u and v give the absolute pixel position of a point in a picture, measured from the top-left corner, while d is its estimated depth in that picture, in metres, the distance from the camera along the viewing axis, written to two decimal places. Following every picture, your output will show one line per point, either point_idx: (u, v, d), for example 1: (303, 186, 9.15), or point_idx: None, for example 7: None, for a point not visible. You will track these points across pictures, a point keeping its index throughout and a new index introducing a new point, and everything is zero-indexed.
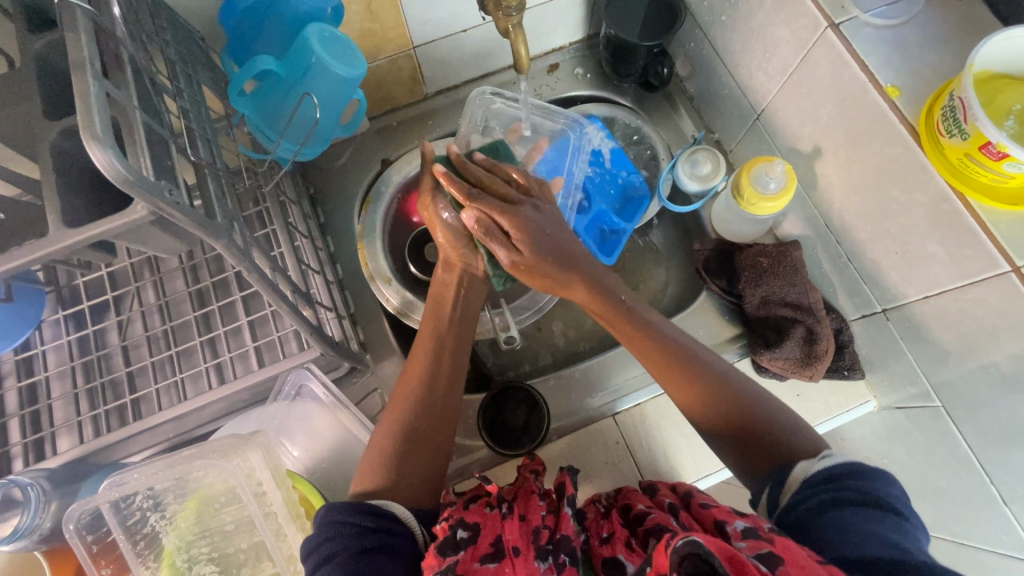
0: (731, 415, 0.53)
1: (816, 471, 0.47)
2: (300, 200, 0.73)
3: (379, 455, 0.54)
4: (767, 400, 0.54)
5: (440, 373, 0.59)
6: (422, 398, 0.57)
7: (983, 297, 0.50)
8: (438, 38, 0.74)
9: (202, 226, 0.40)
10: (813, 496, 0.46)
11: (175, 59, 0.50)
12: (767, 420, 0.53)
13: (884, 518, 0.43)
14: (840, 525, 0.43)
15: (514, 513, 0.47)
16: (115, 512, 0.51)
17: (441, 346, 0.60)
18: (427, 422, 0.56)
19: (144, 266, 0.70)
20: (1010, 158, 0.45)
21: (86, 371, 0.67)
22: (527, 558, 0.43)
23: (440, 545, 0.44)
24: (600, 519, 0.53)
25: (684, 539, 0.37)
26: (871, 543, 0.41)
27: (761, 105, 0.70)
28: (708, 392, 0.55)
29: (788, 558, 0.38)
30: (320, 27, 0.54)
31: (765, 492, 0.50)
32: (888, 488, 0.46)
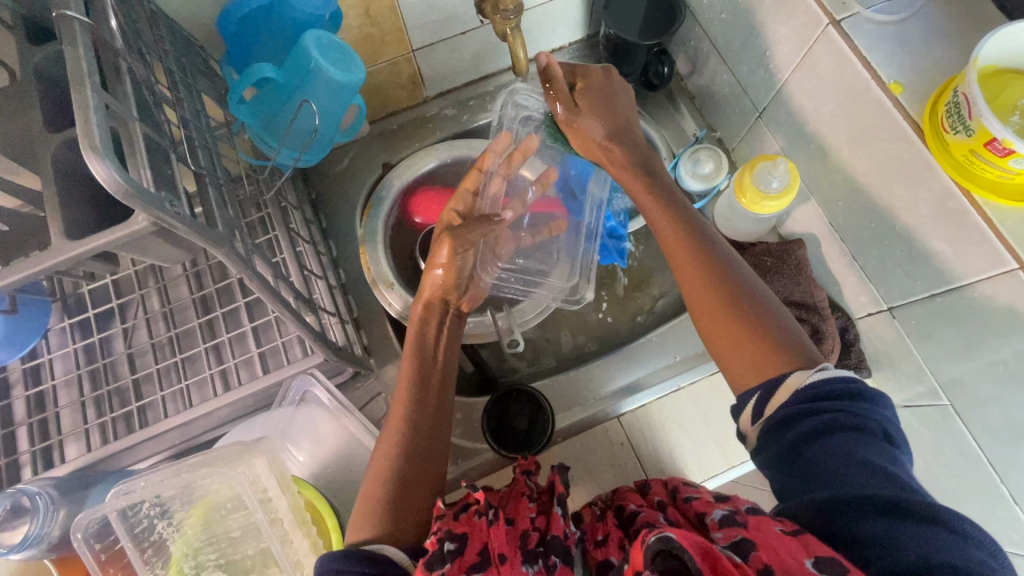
0: (736, 307, 0.51)
1: (814, 385, 0.45)
2: (302, 206, 0.73)
3: (369, 501, 0.52)
4: (774, 303, 0.52)
5: (424, 407, 0.57)
6: (409, 433, 0.55)
7: (990, 295, 0.50)
8: (437, 41, 0.74)
9: (204, 235, 0.40)
10: (810, 419, 0.44)
11: (174, 68, 0.50)
12: (770, 321, 0.50)
13: (878, 445, 0.42)
14: (836, 451, 0.42)
15: (501, 519, 0.46)
16: (122, 520, 0.52)
17: (424, 377, 0.58)
18: (416, 464, 0.54)
19: (148, 274, 0.70)
20: (1016, 154, 0.44)
21: (92, 379, 0.67)
22: (513, 564, 0.43)
23: (428, 559, 0.43)
24: (596, 521, 0.53)
25: (657, 536, 0.37)
26: (868, 473, 0.40)
27: (763, 103, 0.70)
28: (717, 286, 0.53)
29: (760, 542, 0.38)
30: (318, 34, 0.53)
31: (753, 398, 0.48)
32: (882, 412, 0.45)
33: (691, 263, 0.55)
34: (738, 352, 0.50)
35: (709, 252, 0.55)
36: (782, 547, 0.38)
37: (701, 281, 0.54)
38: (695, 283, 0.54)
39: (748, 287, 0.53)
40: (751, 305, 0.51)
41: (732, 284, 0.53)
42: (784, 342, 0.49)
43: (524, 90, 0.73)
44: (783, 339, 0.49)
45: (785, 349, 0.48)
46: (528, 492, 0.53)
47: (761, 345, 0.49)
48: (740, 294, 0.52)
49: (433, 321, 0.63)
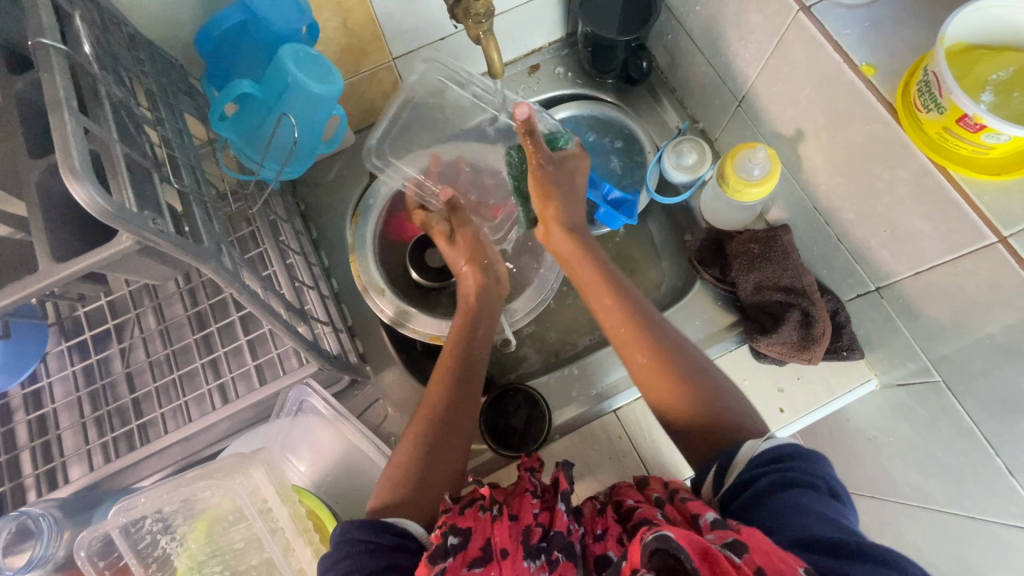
0: (684, 396, 0.57)
1: (763, 452, 0.48)
2: (291, 218, 0.74)
3: (398, 469, 0.55)
4: (698, 356, 0.60)
5: (465, 388, 0.61)
6: (443, 412, 0.58)
7: (972, 269, 0.50)
8: (417, 47, 0.74)
9: (189, 251, 0.40)
10: (761, 479, 0.47)
11: (155, 89, 0.51)
12: (695, 370, 0.58)
13: (826, 501, 0.45)
14: (787, 508, 0.44)
15: (505, 514, 0.47)
16: (125, 536, 0.52)
17: (462, 363, 0.62)
18: (448, 438, 0.57)
19: (143, 293, 0.71)
20: (988, 128, 0.44)
21: (92, 400, 0.68)
22: (515, 560, 0.44)
23: (431, 553, 0.44)
24: (596, 516, 0.53)
25: (655, 535, 0.38)
26: (818, 525, 0.43)
27: (742, 91, 0.70)
28: (668, 377, 0.58)
29: (753, 545, 0.38)
30: (295, 48, 0.54)
31: (713, 467, 0.51)
32: (824, 468, 0.48)
33: (637, 352, 0.61)
34: (670, 392, 0.58)
35: (656, 338, 0.60)
36: (776, 555, 0.38)
37: (649, 375, 0.59)
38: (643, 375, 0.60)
39: (692, 372, 0.58)
40: (697, 392, 0.57)
41: (681, 372, 0.58)
42: (725, 423, 0.54)
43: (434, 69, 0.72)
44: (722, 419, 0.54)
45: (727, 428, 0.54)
46: (533, 488, 0.52)
47: (684, 384, 0.57)
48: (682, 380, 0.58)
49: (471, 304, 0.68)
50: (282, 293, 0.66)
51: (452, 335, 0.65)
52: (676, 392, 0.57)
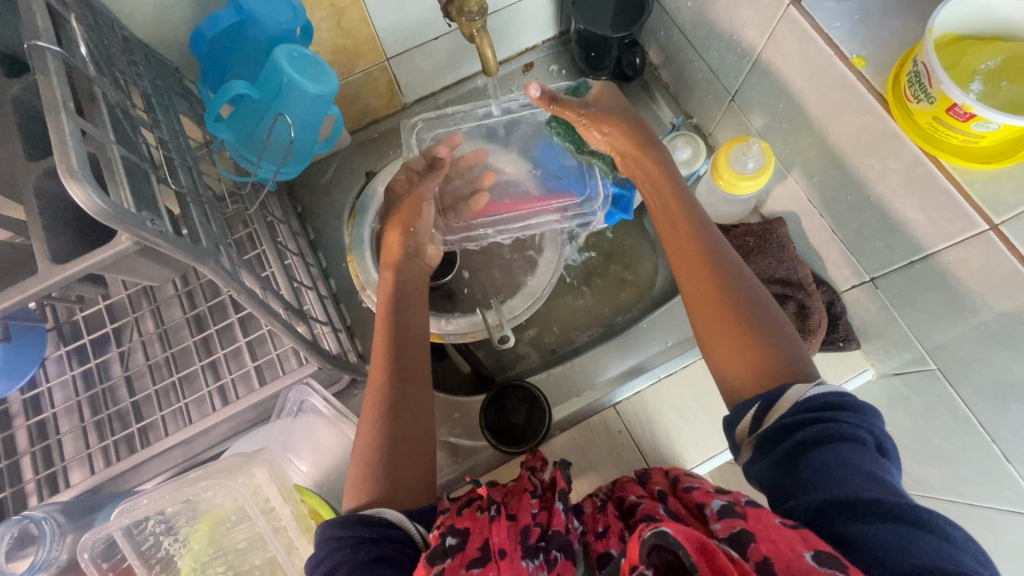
0: (745, 334, 0.51)
1: (817, 398, 0.45)
2: (288, 219, 0.74)
3: (364, 466, 0.53)
4: (768, 305, 0.53)
5: (408, 372, 0.58)
6: (395, 401, 0.56)
7: (965, 258, 0.51)
8: (411, 47, 0.75)
9: (186, 251, 0.41)
10: (811, 426, 0.44)
11: (151, 91, 0.51)
12: (761, 319, 0.52)
13: (872, 456, 0.42)
14: (835, 462, 0.41)
15: (501, 514, 0.47)
16: (128, 538, 0.53)
17: (397, 346, 0.60)
18: (406, 425, 0.55)
19: (141, 296, 0.71)
20: (978, 117, 0.45)
21: (92, 404, 0.68)
22: (513, 559, 0.43)
23: (429, 554, 0.44)
24: (597, 513, 0.53)
25: (652, 532, 0.38)
26: (861, 480, 0.40)
27: (735, 85, 0.70)
28: (728, 321, 0.52)
29: (759, 535, 0.38)
30: (289, 47, 0.54)
31: (754, 404, 0.47)
32: (873, 423, 0.45)
33: (703, 285, 0.55)
34: (726, 340, 0.52)
35: (725, 278, 0.55)
36: (782, 539, 0.38)
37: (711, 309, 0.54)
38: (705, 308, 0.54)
39: (760, 314, 0.53)
40: (764, 336, 0.51)
41: (749, 309, 0.53)
42: (787, 371, 0.49)
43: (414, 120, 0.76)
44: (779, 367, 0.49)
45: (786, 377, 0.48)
46: (531, 488, 0.53)
47: (745, 333, 0.51)
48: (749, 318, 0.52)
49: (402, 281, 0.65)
50: (281, 294, 0.66)
51: (383, 315, 0.62)
52: (737, 330, 0.52)
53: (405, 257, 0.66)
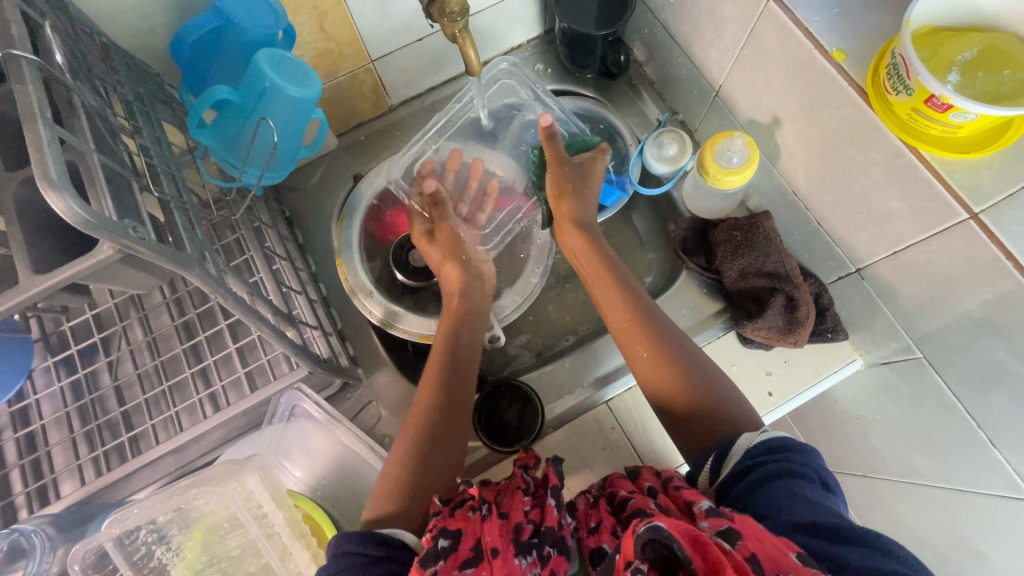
0: (683, 393, 0.57)
1: (762, 443, 0.49)
2: (276, 223, 0.73)
3: (388, 482, 0.54)
4: (693, 349, 0.61)
5: (453, 398, 0.60)
6: (435, 423, 0.57)
7: (947, 247, 0.51)
8: (395, 48, 0.74)
9: (171, 258, 0.40)
10: (760, 467, 0.47)
11: (132, 98, 0.50)
12: (690, 362, 0.59)
13: (817, 490, 0.46)
14: (785, 496, 0.45)
15: (494, 513, 0.46)
16: (119, 548, 0.52)
17: (450, 372, 0.61)
18: (438, 450, 0.56)
19: (128, 305, 0.71)
20: (955, 108, 0.45)
21: (81, 415, 0.67)
22: (506, 558, 0.43)
23: (423, 557, 0.44)
24: (589, 509, 0.54)
25: (646, 526, 0.38)
26: (811, 509, 0.43)
27: (718, 81, 0.71)
28: (665, 363, 0.59)
29: (747, 532, 0.39)
30: (270, 51, 0.53)
31: (711, 459, 0.52)
32: (817, 461, 0.48)
33: (637, 341, 0.61)
34: (662, 379, 0.59)
35: (654, 329, 0.61)
36: (768, 541, 0.38)
37: (651, 372, 0.60)
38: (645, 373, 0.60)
39: (692, 370, 0.58)
40: (699, 389, 0.57)
41: (680, 365, 0.59)
42: (721, 419, 0.54)
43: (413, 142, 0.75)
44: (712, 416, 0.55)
45: (722, 426, 0.54)
46: (524, 485, 0.53)
47: (677, 374, 0.58)
48: (683, 376, 0.58)
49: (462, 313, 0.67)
50: (269, 299, 0.66)
51: (439, 340, 0.64)
52: (674, 390, 0.58)
53: (467, 284, 0.69)
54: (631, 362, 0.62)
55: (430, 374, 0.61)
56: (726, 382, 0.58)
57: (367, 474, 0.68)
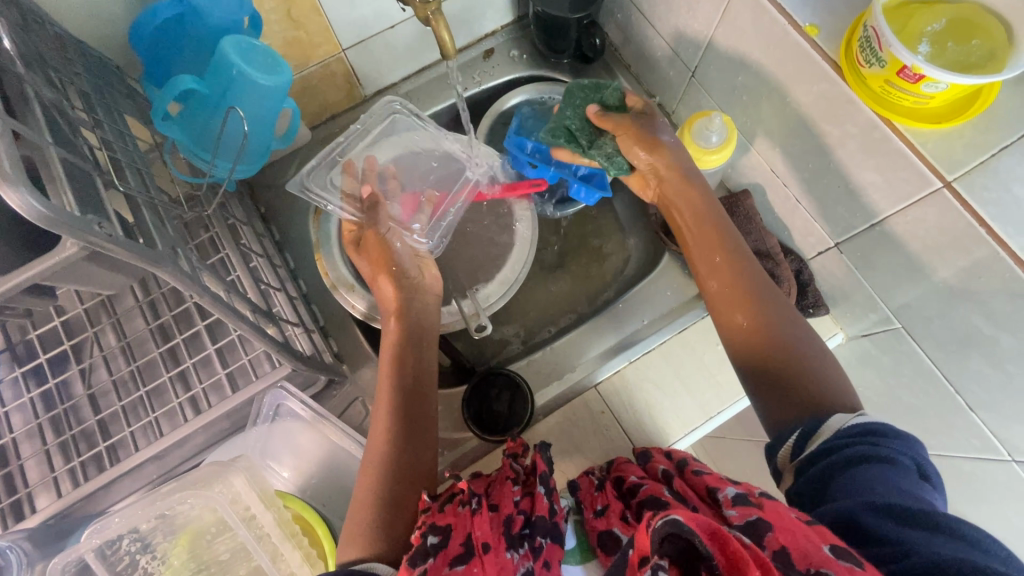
0: (778, 353, 0.54)
1: (856, 426, 0.46)
2: (251, 220, 0.72)
3: (360, 518, 0.50)
4: (797, 324, 0.57)
5: (412, 425, 0.55)
6: (397, 454, 0.53)
7: (922, 217, 0.52)
8: (367, 37, 0.73)
9: (141, 253, 0.39)
10: (849, 448, 0.44)
11: (91, 91, 0.48)
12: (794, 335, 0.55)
13: (911, 478, 0.42)
14: (869, 478, 0.42)
15: (484, 507, 0.46)
16: (101, 559, 0.50)
17: (405, 398, 0.57)
18: (403, 483, 0.52)
19: (99, 310, 0.69)
20: (927, 78, 0.46)
21: (54, 427, 0.65)
22: (497, 552, 0.42)
23: (411, 556, 0.43)
24: (595, 492, 0.54)
25: (664, 519, 0.37)
26: (896, 495, 0.40)
27: (694, 62, 0.71)
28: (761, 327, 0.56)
29: (776, 523, 0.39)
30: (236, 38, 0.51)
31: (794, 434, 0.49)
32: (915, 448, 0.45)
33: (734, 298, 0.59)
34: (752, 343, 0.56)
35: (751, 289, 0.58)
36: (798, 530, 0.38)
37: (746, 331, 0.57)
38: (740, 330, 0.57)
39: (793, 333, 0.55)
40: (793, 356, 0.54)
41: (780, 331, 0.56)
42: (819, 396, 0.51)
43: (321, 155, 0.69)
44: (803, 388, 0.52)
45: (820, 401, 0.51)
46: (513, 475, 0.53)
47: (770, 344, 0.55)
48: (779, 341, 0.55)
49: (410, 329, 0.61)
50: (247, 296, 0.64)
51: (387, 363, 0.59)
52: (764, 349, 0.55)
53: (408, 301, 0.63)
54: (722, 319, 0.59)
55: (385, 397, 0.57)
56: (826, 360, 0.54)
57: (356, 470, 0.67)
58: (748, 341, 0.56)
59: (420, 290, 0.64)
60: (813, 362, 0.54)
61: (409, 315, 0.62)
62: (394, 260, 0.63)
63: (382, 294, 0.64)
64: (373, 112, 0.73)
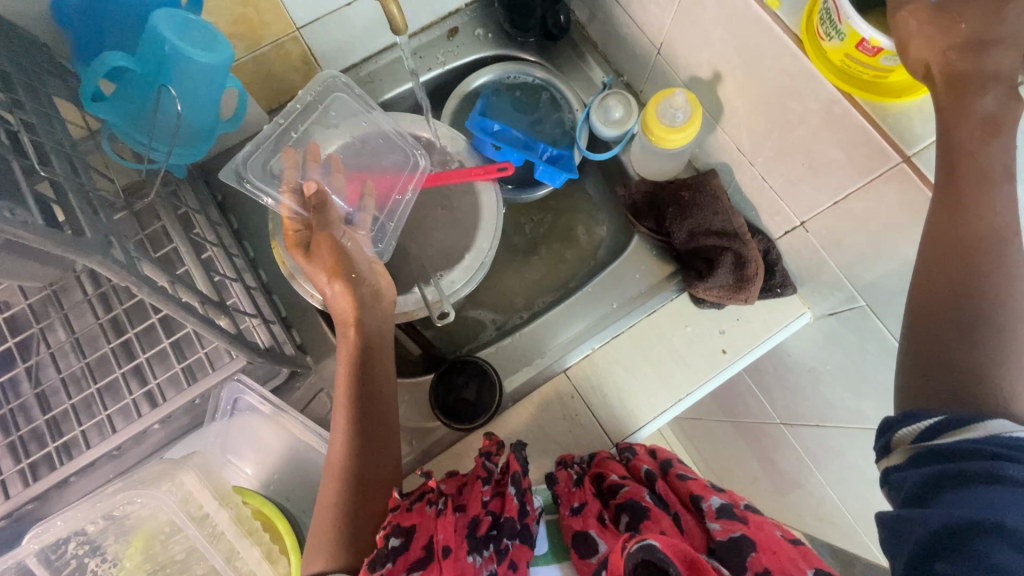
0: (962, 316, 0.41)
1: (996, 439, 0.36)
2: (205, 208, 0.69)
3: (323, 530, 0.50)
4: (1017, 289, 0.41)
5: (370, 437, 0.54)
6: (355, 468, 0.52)
7: (883, 193, 0.52)
8: (322, 15, 0.70)
9: (62, 243, 0.36)
10: (979, 460, 0.36)
11: (10, 69, 0.45)
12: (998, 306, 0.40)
13: None
14: (997, 503, 0.34)
15: (449, 509, 0.45)
16: (45, 564, 0.48)
17: (362, 411, 0.54)
18: (363, 495, 0.52)
19: (45, 304, 0.65)
20: (884, 51, 0.45)
21: (2, 427, 0.62)
22: (458, 557, 0.42)
23: (372, 558, 0.43)
24: (572, 488, 0.54)
25: (639, 545, 0.37)
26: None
27: (660, 39, 0.69)
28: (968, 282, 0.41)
29: (760, 545, 0.42)
30: (170, 12, 0.48)
31: (930, 419, 0.40)
32: None
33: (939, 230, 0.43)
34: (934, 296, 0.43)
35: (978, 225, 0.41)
36: (783, 553, 0.41)
37: (940, 246, 0.43)
38: (936, 243, 0.43)
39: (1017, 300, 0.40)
40: (993, 309, 0.40)
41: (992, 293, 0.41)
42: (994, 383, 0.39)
43: (255, 144, 0.64)
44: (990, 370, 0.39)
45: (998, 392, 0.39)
46: (485, 475, 0.52)
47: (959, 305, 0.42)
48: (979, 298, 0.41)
49: (369, 330, 0.58)
50: (198, 287, 0.61)
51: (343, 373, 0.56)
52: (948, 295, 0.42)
53: (364, 308, 0.57)
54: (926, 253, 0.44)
55: (342, 407, 0.55)
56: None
57: (319, 462, 0.65)
58: (933, 263, 0.43)
59: (377, 296, 0.60)
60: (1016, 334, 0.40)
61: (365, 321, 0.57)
62: (348, 267, 0.57)
63: (333, 300, 0.58)
64: (311, 87, 0.67)
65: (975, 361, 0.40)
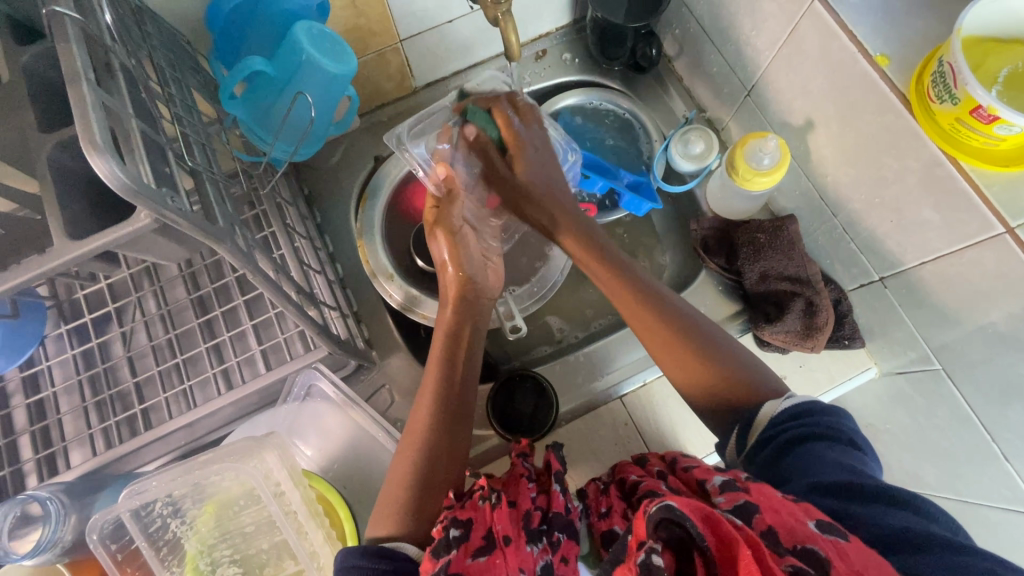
0: (715, 378, 0.55)
1: (786, 410, 0.50)
2: (296, 201, 0.73)
3: (394, 497, 0.52)
4: (711, 333, 0.57)
5: (452, 414, 0.57)
6: (433, 435, 0.55)
7: (978, 259, 0.51)
8: (426, 29, 0.73)
9: (204, 230, 0.39)
10: (774, 441, 0.49)
11: (164, 65, 0.49)
12: (707, 344, 0.56)
13: (844, 449, 0.47)
14: (802, 463, 0.46)
15: (504, 502, 0.47)
16: (136, 520, 0.51)
17: (450, 386, 0.58)
18: (438, 465, 0.54)
19: (143, 275, 0.70)
20: (1001, 119, 0.44)
21: (93, 385, 0.67)
22: (518, 546, 0.44)
23: (433, 547, 0.45)
24: (600, 495, 0.54)
25: (659, 507, 0.38)
26: (832, 471, 0.44)
27: (752, 80, 0.70)
28: (680, 345, 0.56)
29: (763, 505, 0.40)
30: (308, 25, 0.53)
31: (735, 431, 0.52)
32: (844, 422, 0.49)
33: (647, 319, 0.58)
34: (671, 358, 0.57)
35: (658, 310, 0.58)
36: (784, 509, 0.39)
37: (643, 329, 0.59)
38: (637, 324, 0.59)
39: (736, 369, 0.55)
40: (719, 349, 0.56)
41: (703, 351, 0.56)
42: (749, 397, 0.53)
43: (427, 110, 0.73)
44: (737, 389, 0.54)
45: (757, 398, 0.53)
46: (528, 473, 0.54)
47: (687, 352, 0.56)
48: (728, 379, 0.54)
49: (465, 325, 0.62)
50: (291, 275, 0.65)
51: (436, 349, 0.60)
52: (705, 381, 0.55)
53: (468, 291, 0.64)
54: (648, 345, 0.59)
55: (430, 387, 0.58)
56: (766, 372, 0.55)
57: (377, 454, 0.68)
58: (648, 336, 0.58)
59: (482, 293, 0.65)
60: (742, 361, 0.56)
61: (465, 303, 0.63)
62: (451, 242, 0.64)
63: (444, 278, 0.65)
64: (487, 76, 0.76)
65: (728, 381, 0.54)
